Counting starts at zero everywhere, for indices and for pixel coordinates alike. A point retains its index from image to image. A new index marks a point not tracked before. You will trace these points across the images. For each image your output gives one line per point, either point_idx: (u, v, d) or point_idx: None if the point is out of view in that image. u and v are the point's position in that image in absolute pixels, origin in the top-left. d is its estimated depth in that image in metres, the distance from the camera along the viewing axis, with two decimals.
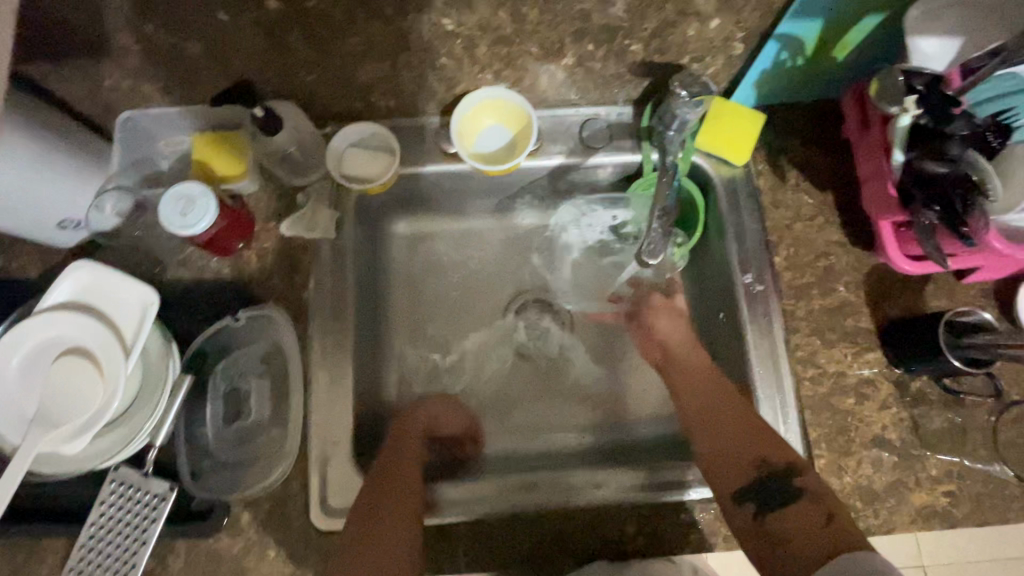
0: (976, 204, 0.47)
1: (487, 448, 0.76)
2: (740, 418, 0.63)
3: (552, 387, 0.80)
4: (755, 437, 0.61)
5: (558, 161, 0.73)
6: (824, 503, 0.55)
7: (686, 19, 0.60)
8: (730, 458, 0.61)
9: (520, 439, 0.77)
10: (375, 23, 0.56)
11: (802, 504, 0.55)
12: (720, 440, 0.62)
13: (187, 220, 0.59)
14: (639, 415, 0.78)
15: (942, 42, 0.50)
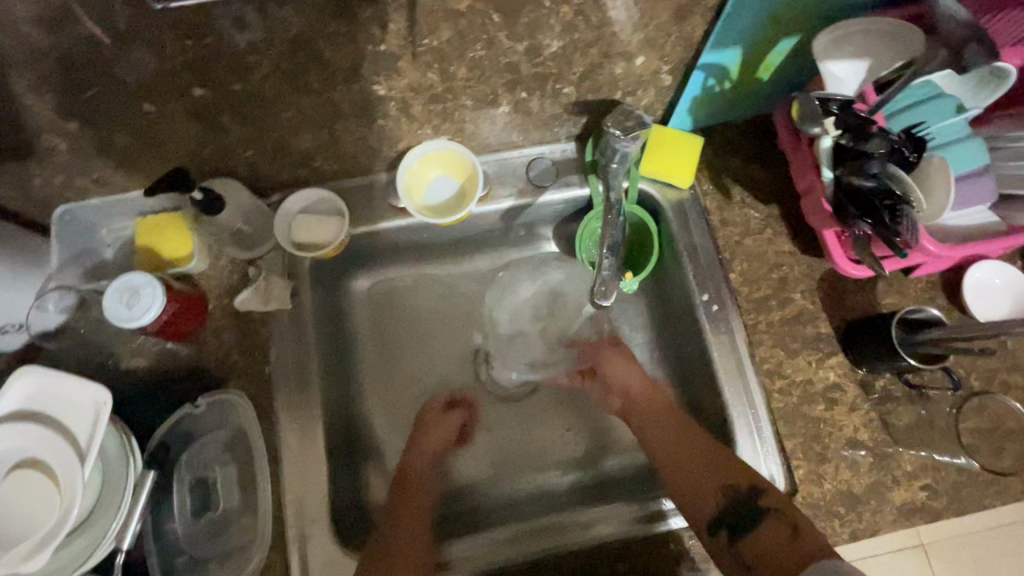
0: (906, 214, 0.48)
1: (479, 497, 0.76)
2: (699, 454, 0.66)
3: (535, 425, 0.80)
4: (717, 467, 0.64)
5: (509, 204, 0.74)
6: (787, 516, 0.59)
7: (612, 60, 0.61)
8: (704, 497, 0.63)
9: (510, 484, 0.76)
10: (306, 97, 0.56)
11: (770, 522, 0.59)
12: (687, 471, 0.65)
13: (134, 311, 0.58)
14: (620, 446, 0.79)
15: (850, 66, 0.52)
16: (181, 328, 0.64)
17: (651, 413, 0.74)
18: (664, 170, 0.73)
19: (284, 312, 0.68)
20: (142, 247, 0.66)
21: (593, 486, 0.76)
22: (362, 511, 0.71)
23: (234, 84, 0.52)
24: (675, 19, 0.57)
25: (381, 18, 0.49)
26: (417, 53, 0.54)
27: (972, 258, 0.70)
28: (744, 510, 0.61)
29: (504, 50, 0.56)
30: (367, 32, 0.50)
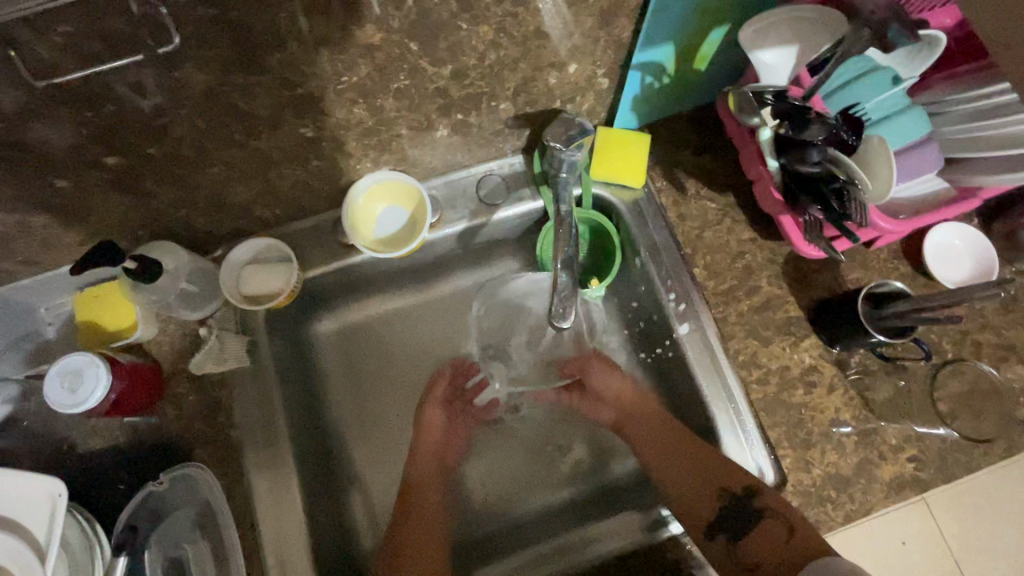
0: (853, 196, 0.48)
1: (490, 519, 0.75)
2: (698, 465, 0.65)
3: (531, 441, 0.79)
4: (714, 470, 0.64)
5: (462, 226, 0.72)
6: (783, 515, 0.60)
7: (544, 71, 0.60)
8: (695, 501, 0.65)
9: (516, 501, 0.75)
10: (231, 150, 0.54)
11: (768, 522, 0.60)
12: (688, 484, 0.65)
13: (77, 397, 0.55)
14: (615, 454, 0.78)
15: (782, 53, 0.50)
16: (137, 403, 0.60)
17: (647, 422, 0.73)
18: (615, 172, 0.72)
19: (243, 369, 0.65)
20: (85, 323, 0.63)
21: (593, 498, 0.75)
22: (352, 561, 0.69)
23: (147, 148, 0.49)
24: (600, 24, 0.55)
25: (294, 61, 0.47)
26: (338, 90, 0.52)
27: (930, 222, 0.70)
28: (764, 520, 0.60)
29: (429, 75, 0.54)
30: (279, 77, 0.47)
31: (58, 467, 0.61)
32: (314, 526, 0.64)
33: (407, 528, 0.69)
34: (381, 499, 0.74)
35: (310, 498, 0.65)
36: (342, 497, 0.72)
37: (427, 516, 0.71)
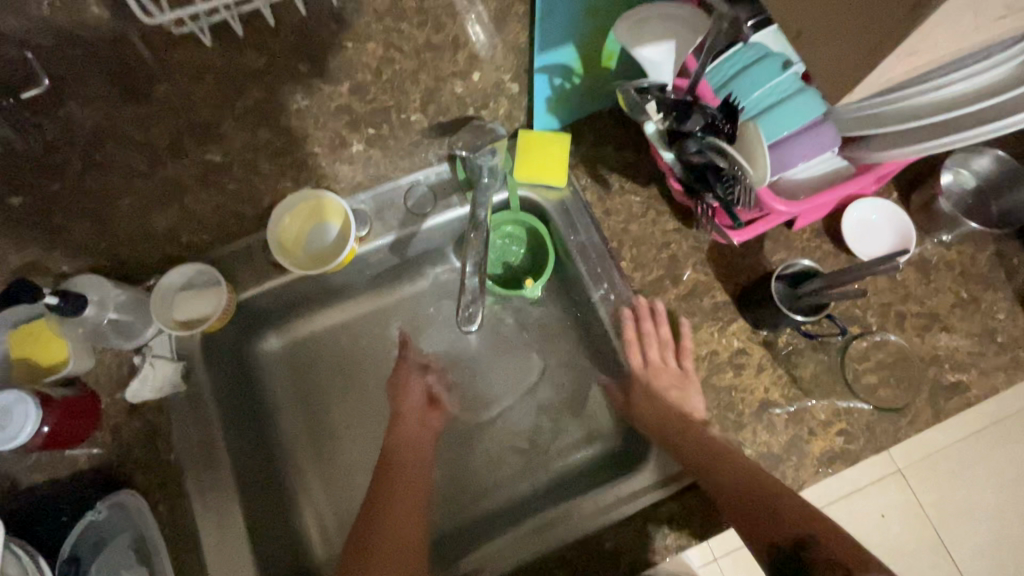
0: (739, 182, 0.50)
1: (446, 523, 0.75)
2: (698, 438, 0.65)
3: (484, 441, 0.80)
4: (732, 473, 0.60)
5: (390, 239, 0.71)
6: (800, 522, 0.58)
7: (446, 81, 0.65)
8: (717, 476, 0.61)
9: (470, 501, 0.76)
10: (135, 177, 0.61)
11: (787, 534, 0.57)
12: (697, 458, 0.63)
13: (8, 432, 0.56)
14: (573, 443, 0.77)
15: (663, 47, 0.52)
16: (73, 434, 0.61)
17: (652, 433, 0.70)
18: (537, 173, 0.72)
19: (179, 393, 0.66)
20: (20, 360, 0.63)
21: (551, 490, 0.75)
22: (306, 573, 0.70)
23: (51, 184, 0.59)
24: None
25: (181, 94, 0.60)
26: (237, 114, 0.62)
27: (849, 200, 0.72)
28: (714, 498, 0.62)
29: (328, 94, 0.63)
30: (166, 107, 0.60)
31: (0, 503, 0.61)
32: (259, 542, 0.65)
33: (381, 512, 0.68)
34: (333, 513, 0.75)
35: (254, 517, 0.66)
36: (291, 512, 0.72)
37: (406, 503, 0.69)
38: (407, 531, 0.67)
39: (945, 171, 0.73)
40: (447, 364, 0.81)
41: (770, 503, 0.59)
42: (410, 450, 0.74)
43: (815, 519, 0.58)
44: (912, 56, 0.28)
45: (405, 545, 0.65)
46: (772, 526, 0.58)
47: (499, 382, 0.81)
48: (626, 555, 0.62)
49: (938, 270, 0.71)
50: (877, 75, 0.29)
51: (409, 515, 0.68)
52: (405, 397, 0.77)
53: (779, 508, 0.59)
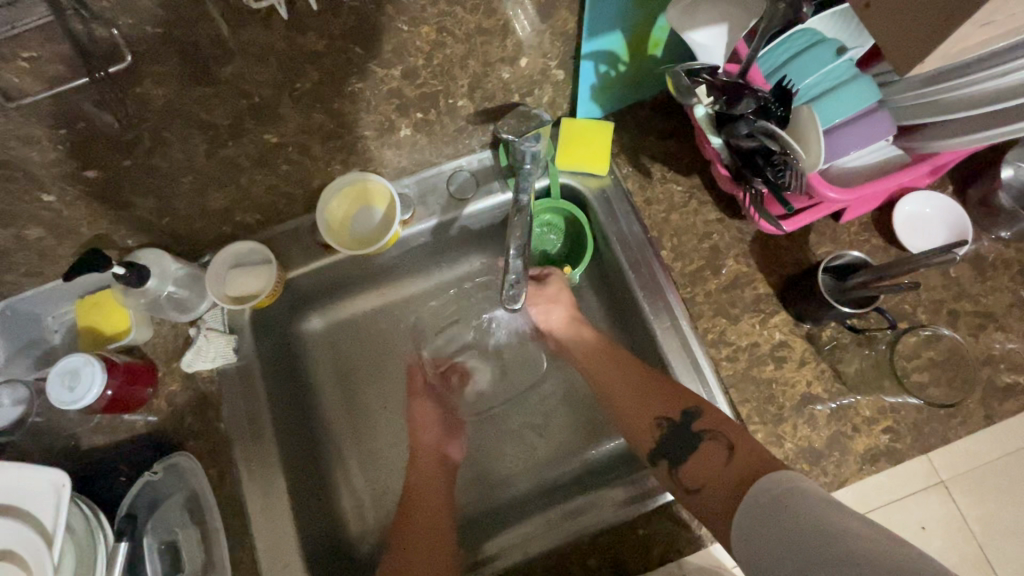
0: (790, 166, 0.50)
1: (472, 510, 0.76)
2: (642, 389, 0.67)
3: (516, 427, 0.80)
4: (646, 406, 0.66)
5: (433, 222, 0.74)
6: (722, 432, 0.60)
7: (494, 67, 0.63)
8: (638, 427, 0.67)
9: (496, 489, 0.77)
10: (197, 155, 0.58)
11: (709, 445, 0.60)
12: (625, 404, 0.68)
13: (75, 394, 0.60)
14: (597, 436, 0.78)
15: (712, 32, 0.52)
16: (132, 399, 0.65)
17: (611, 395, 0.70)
18: (579, 161, 0.73)
19: (230, 365, 0.69)
20: (87, 328, 0.68)
21: (579, 479, 0.75)
22: (343, 548, 0.71)
23: (120, 159, 0.55)
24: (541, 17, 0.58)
25: (243, 75, 0.54)
26: (293, 96, 0.57)
27: (901, 193, 0.69)
28: (680, 437, 0.63)
29: (382, 77, 0.59)
30: (234, 88, 0.54)
31: (66, 461, 0.66)
32: (300, 511, 0.67)
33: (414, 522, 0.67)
34: (369, 492, 0.77)
35: (296, 489, 0.68)
36: (330, 486, 0.75)
37: (436, 517, 0.68)
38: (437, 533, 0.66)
39: (1006, 165, 0.69)
40: (475, 357, 0.83)
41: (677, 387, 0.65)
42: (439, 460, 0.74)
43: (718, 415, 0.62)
44: (983, 27, 0.28)
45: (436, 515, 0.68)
46: (666, 397, 0.65)
47: (527, 371, 0.82)
48: (658, 543, 0.63)
49: (996, 268, 0.68)
50: (943, 50, 0.29)
51: (438, 533, 0.66)
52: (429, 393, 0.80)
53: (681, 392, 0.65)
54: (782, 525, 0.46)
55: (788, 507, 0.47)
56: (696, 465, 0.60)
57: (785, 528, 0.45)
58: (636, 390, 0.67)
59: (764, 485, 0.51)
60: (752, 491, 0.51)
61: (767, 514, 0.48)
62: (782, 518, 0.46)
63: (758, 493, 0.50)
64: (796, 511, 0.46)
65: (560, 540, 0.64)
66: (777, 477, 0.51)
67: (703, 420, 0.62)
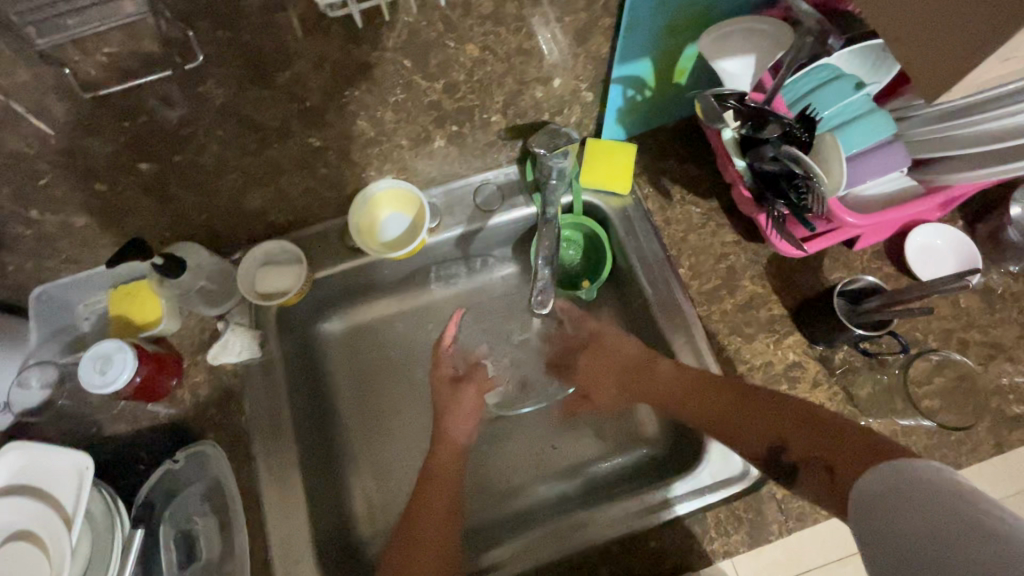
0: (812, 190, 0.52)
1: (480, 520, 0.75)
2: (733, 396, 0.61)
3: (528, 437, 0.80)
4: (730, 415, 0.60)
5: (459, 231, 0.77)
6: (823, 452, 0.50)
7: (529, 86, 0.65)
8: (743, 435, 0.59)
9: (507, 499, 0.77)
10: (245, 154, 0.60)
11: (811, 466, 0.50)
12: (706, 407, 0.62)
13: (107, 377, 0.61)
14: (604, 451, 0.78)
15: (740, 61, 0.56)
16: (157, 388, 0.66)
17: (646, 390, 0.70)
18: (603, 180, 0.75)
19: (254, 360, 0.70)
20: (117, 316, 0.69)
21: (588, 492, 0.75)
22: (353, 549, 0.71)
23: (174, 155, 0.57)
24: (577, 41, 0.61)
25: (300, 80, 0.53)
26: (340, 104, 0.58)
27: (913, 224, 0.72)
28: (783, 460, 0.54)
29: (423, 89, 0.60)
30: (288, 92, 0.54)
31: (87, 446, 0.67)
32: (314, 508, 0.68)
33: (418, 522, 0.64)
34: (379, 495, 0.76)
35: (311, 487, 0.69)
36: (342, 487, 0.75)
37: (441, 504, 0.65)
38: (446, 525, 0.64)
39: (1015, 204, 0.71)
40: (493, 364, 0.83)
41: (767, 408, 0.58)
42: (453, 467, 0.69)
43: (815, 424, 0.53)
44: (1006, 63, 0.29)
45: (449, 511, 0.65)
46: (761, 425, 0.57)
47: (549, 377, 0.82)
48: (670, 555, 0.63)
49: (1003, 300, 0.71)
50: (972, 78, 0.30)
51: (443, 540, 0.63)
52: (450, 402, 0.75)
53: (778, 411, 0.57)
54: (907, 508, 0.38)
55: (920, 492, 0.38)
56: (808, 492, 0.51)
57: (910, 513, 0.38)
58: (724, 398, 0.61)
59: (885, 472, 0.42)
60: (859, 485, 0.43)
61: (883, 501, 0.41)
62: (906, 503, 0.39)
63: (870, 486, 0.42)
64: (924, 497, 0.38)
65: (567, 550, 0.64)
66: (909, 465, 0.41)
67: (797, 448, 0.53)
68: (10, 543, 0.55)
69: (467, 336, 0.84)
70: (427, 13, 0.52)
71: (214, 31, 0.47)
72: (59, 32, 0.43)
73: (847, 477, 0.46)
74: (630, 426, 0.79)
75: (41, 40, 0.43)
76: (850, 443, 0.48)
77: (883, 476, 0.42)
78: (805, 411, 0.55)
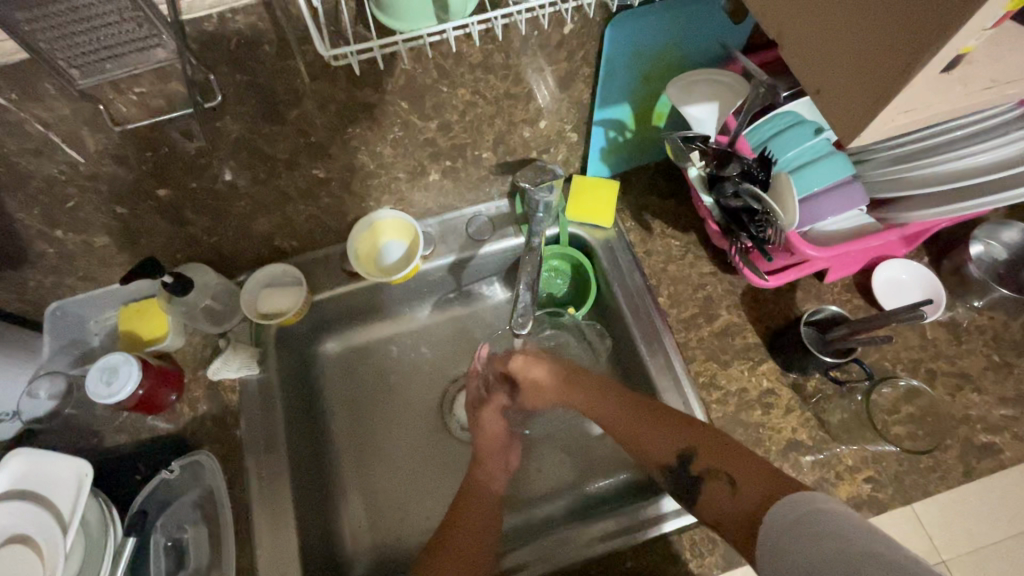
0: (772, 224, 0.57)
1: None
2: (648, 414, 0.68)
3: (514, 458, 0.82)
4: (650, 438, 0.67)
5: (451, 259, 0.82)
6: (720, 470, 0.61)
7: (518, 127, 0.71)
8: (657, 445, 0.67)
9: None
10: (255, 183, 0.65)
11: (710, 485, 0.61)
12: (629, 425, 0.70)
13: (112, 388, 0.64)
14: (587, 474, 0.80)
15: (705, 108, 0.63)
16: (156, 401, 0.69)
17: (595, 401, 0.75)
18: (587, 213, 0.80)
19: (253, 377, 0.74)
20: (125, 332, 0.73)
21: (574, 513, 0.77)
22: (339, 564, 0.73)
23: (190, 182, 0.62)
24: (560, 88, 0.67)
25: (307, 117, 0.59)
26: (343, 140, 0.64)
27: (879, 259, 0.76)
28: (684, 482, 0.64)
29: (419, 128, 0.66)
30: (296, 128, 0.60)
31: (88, 456, 0.70)
32: (302, 523, 0.70)
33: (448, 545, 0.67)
34: (367, 514, 0.78)
35: (301, 502, 0.71)
36: (331, 503, 0.77)
37: (474, 536, 0.68)
38: (477, 545, 0.67)
39: (975, 241, 0.76)
40: None
41: (677, 422, 0.66)
42: (479, 494, 0.73)
43: (729, 446, 0.62)
44: (907, 112, 0.34)
45: (480, 540, 0.68)
46: (664, 440, 0.66)
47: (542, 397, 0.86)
48: None
49: (969, 333, 0.74)
50: (876, 127, 0.35)
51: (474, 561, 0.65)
52: None
53: (692, 430, 0.65)
54: (808, 537, 0.46)
55: (809, 524, 0.47)
56: (710, 502, 0.61)
57: (824, 541, 0.45)
58: (642, 416, 0.69)
59: (779, 510, 0.52)
60: (771, 513, 0.52)
61: (788, 539, 0.48)
62: (812, 533, 0.46)
63: (775, 515, 0.51)
64: (831, 529, 0.45)
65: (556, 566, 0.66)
66: (796, 498, 0.51)
67: (700, 460, 0.63)
68: (7, 545, 0.57)
69: (458, 361, 0.88)
70: (424, 63, 0.57)
71: (232, 74, 0.53)
72: (100, 74, 0.49)
73: (751, 495, 0.57)
74: (613, 450, 0.81)
75: (83, 80, 0.48)
76: (748, 465, 0.60)
77: (778, 513, 0.51)
78: (716, 433, 0.65)
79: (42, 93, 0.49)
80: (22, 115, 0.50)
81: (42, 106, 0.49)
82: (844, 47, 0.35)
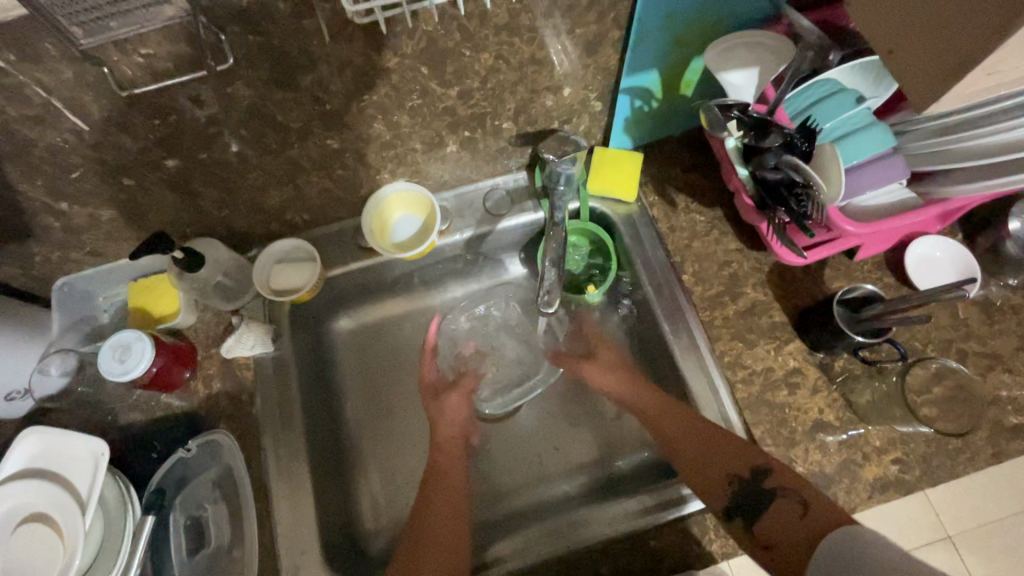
0: (811, 199, 0.54)
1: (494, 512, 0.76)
2: (712, 436, 0.65)
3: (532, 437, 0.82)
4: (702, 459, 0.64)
5: (469, 234, 0.79)
6: (794, 492, 0.59)
7: (541, 94, 0.67)
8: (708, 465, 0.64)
9: (511, 497, 0.77)
10: (267, 153, 0.62)
11: (781, 500, 0.59)
12: (684, 446, 0.66)
13: (125, 366, 0.62)
14: (606, 453, 0.79)
15: (743, 73, 0.60)
16: (171, 378, 0.68)
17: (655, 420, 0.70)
18: (609, 185, 0.78)
19: (267, 354, 0.72)
20: (135, 308, 0.72)
21: (592, 492, 0.76)
22: (357, 540, 0.73)
23: (201, 152, 0.59)
24: (588, 52, 0.63)
25: (323, 83, 0.56)
26: (359, 107, 0.60)
27: (913, 236, 0.73)
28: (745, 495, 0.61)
29: (439, 95, 0.62)
30: (311, 95, 0.57)
31: (102, 435, 0.69)
32: (321, 500, 0.69)
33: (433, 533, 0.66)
34: (385, 491, 0.77)
35: (318, 479, 0.70)
36: (347, 482, 0.76)
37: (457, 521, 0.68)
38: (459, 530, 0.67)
39: (1013, 218, 0.73)
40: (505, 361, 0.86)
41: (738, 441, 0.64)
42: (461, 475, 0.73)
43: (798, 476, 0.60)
44: (991, 76, 0.31)
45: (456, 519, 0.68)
46: (718, 462, 0.63)
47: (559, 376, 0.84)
48: (670, 555, 0.64)
49: (1002, 312, 0.72)
50: (959, 90, 0.32)
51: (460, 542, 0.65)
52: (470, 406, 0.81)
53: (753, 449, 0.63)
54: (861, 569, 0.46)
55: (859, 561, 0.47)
56: (775, 528, 0.58)
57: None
58: (692, 432, 0.66)
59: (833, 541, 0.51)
60: (822, 547, 0.51)
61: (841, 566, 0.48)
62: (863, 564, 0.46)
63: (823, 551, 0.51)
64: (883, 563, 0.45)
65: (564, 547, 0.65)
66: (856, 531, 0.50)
67: (774, 476, 0.61)
68: (26, 523, 0.56)
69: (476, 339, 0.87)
70: (445, 23, 0.54)
71: (243, 35, 0.50)
72: (104, 33, 0.46)
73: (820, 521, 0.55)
74: (632, 430, 0.80)
75: (85, 40, 0.45)
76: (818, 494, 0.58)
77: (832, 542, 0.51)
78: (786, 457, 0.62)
79: (41, 54, 0.45)
80: (22, 79, 0.47)
81: (42, 69, 0.46)
82: (927, 7, 0.32)
